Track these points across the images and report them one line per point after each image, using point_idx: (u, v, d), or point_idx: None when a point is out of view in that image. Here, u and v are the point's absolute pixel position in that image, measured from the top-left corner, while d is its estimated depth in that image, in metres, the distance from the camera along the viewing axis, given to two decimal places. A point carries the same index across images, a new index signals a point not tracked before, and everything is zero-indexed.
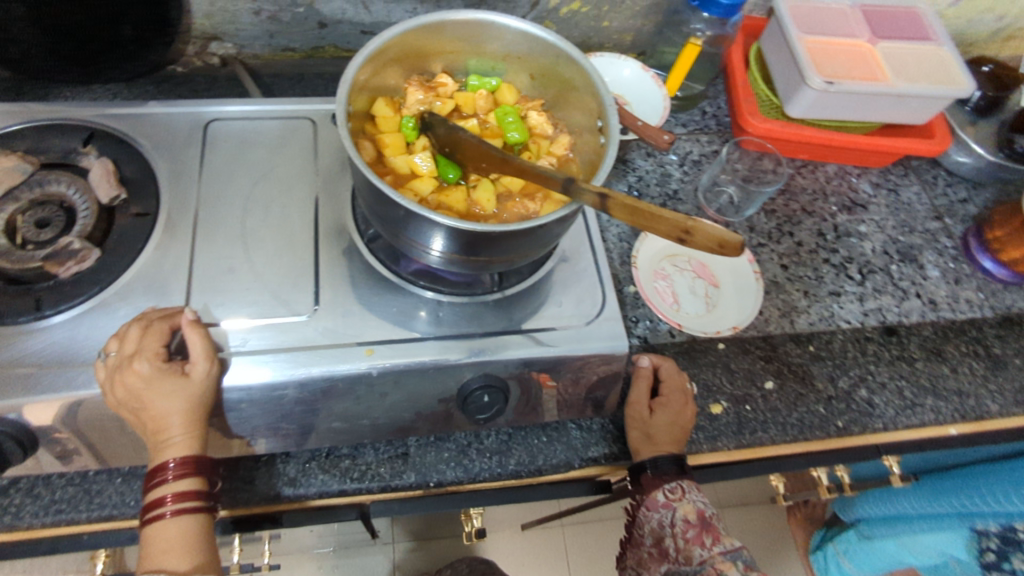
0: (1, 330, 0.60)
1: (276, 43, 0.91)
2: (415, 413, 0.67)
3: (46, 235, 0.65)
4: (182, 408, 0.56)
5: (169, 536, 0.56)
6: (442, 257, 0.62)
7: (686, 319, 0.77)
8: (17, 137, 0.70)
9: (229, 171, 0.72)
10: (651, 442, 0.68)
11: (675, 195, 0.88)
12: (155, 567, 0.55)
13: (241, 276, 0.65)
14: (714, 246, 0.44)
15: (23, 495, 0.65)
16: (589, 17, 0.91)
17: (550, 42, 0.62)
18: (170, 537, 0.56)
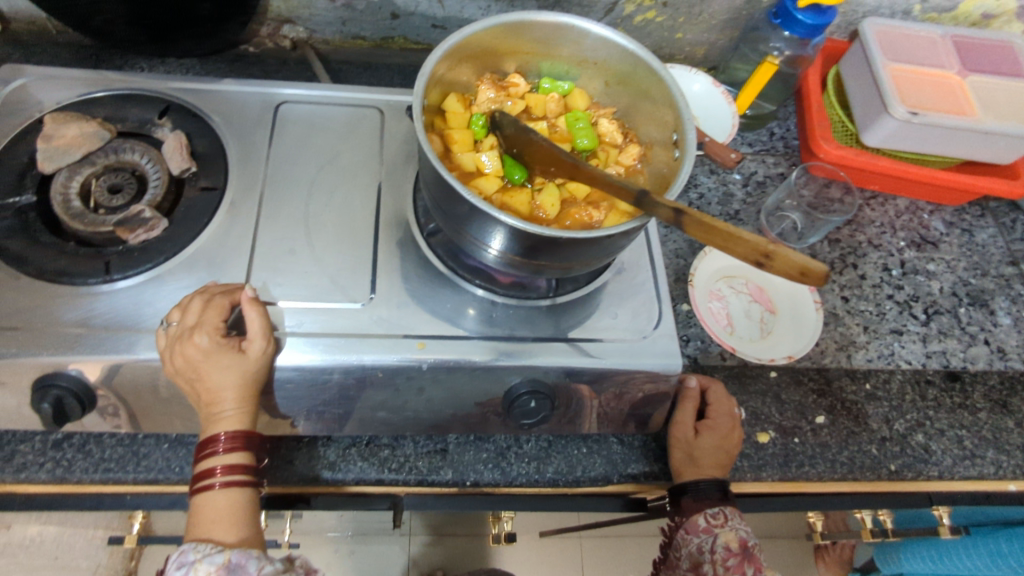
0: (70, 290, 0.62)
1: (347, 31, 0.92)
2: (457, 411, 0.67)
3: (118, 201, 0.67)
4: (235, 382, 0.57)
5: (218, 507, 0.57)
6: (499, 256, 0.61)
7: (739, 343, 0.75)
8: (99, 104, 0.73)
9: (296, 154, 0.73)
10: (694, 465, 0.67)
11: (736, 215, 0.85)
12: (204, 535, 0.56)
13: (300, 258, 0.66)
14: (793, 274, 0.43)
15: (76, 450, 0.68)
16: (663, 27, 0.90)
17: (630, 50, 0.61)
18: (220, 508, 0.57)
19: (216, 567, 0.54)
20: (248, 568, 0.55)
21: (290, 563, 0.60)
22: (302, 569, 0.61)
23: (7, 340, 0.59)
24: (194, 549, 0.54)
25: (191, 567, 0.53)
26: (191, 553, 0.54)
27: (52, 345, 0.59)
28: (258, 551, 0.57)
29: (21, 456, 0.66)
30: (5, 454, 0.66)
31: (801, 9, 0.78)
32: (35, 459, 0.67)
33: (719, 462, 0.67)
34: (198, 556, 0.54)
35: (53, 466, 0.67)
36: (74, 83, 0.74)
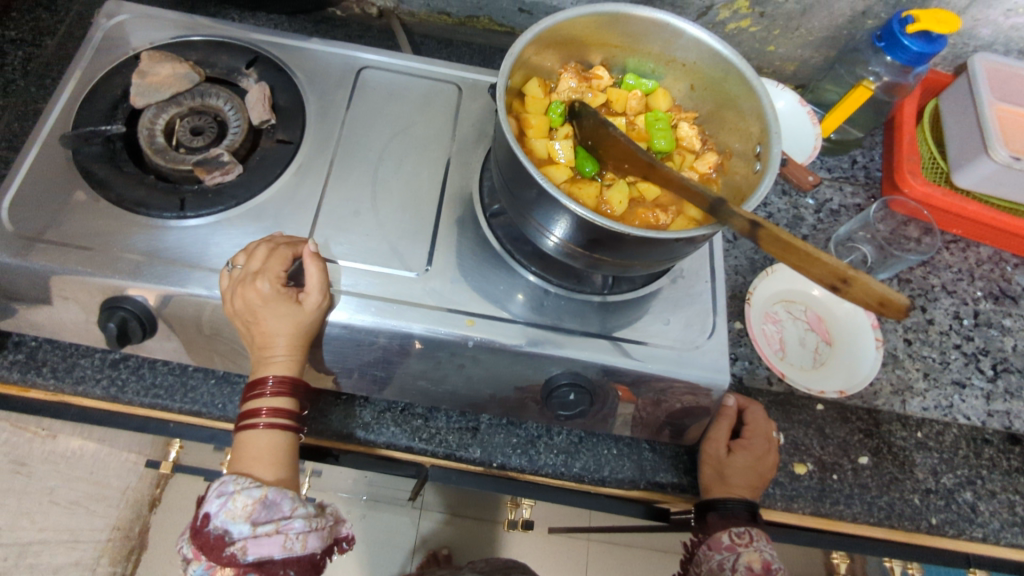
0: (146, 220, 0.64)
1: (434, 5, 0.92)
2: (493, 394, 0.67)
3: (198, 142, 0.69)
4: (290, 330, 0.59)
5: (261, 445, 0.59)
6: (559, 245, 0.60)
7: (789, 369, 0.73)
8: (193, 47, 0.75)
9: (371, 119, 0.74)
10: (724, 484, 0.65)
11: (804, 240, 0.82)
12: (245, 470, 0.58)
13: (364, 221, 0.67)
14: (871, 303, 0.42)
15: (130, 372, 0.71)
16: (755, 38, 0.87)
17: (724, 55, 0.59)
18: (262, 446, 0.59)
19: (253, 500, 0.56)
20: (281, 507, 0.57)
21: (322, 508, 0.62)
22: (333, 516, 0.62)
23: (81, 259, 0.62)
24: (234, 481, 0.57)
25: (230, 496, 0.56)
26: (231, 484, 0.57)
27: (124, 269, 0.61)
28: (293, 493, 0.59)
29: (80, 369, 0.70)
30: (66, 365, 0.70)
31: (909, 34, 0.74)
32: (92, 375, 0.70)
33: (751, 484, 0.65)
34: (237, 487, 0.56)
35: (107, 383, 0.70)
36: (172, 26, 0.77)
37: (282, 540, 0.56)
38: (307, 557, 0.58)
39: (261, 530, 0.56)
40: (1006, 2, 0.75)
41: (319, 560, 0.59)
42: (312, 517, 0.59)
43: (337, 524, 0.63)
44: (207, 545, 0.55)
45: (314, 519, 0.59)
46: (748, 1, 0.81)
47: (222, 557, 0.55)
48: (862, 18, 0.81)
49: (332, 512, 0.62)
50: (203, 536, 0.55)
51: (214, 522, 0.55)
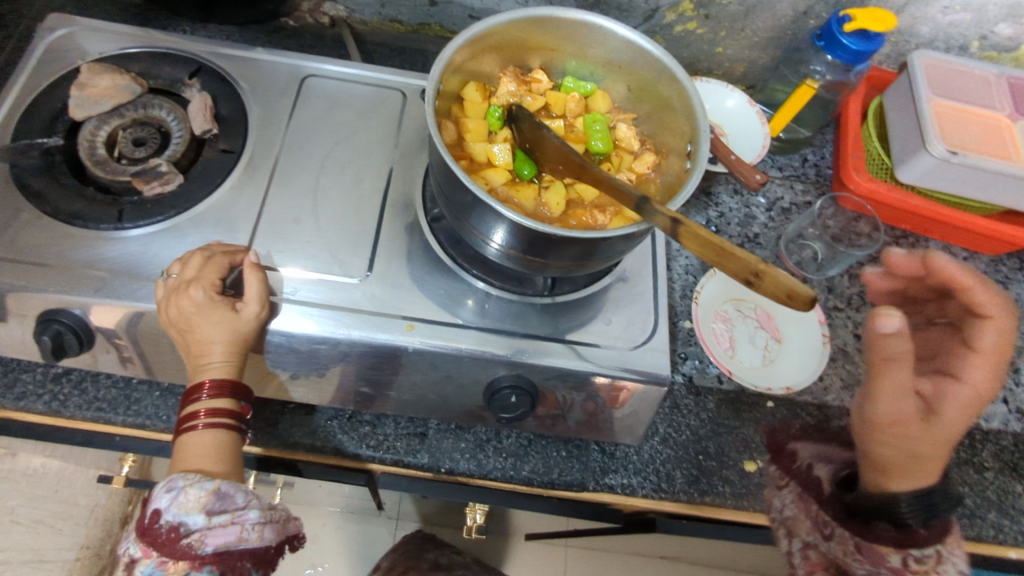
0: (83, 232, 0.64)
1: (386, 13, 0.93)
2: (440, 399, 0.66)
3: (140, 153, 0.69)
4: (226, 338, 0.57)
5: (205, 443, 0.57)
6: (501, 251, 0.60)
7: (738, 367, 0.73)
8: (135, 59, 0.75)
9: (315, 127, 0.73)
10: (900, 478, 0.59)
11: (755, 239, 0.83)
12: (193, 467, 0.56)
13: (304, 229, 0.67)
14: (780, 297, 0.42)
15: (73, 387, 0.70)
16: (703, 39, 0.88)
17: (655, 56, 0.60)
18: (208, 444, 0.57)
19: (206, 493, 0.54)
20: (235, 498, 0.55)
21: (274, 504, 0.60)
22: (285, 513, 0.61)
23: (19, 272, 0.61)
24: (184, 476, 0.54)
25: (181, 490, 0.53)
26: (180, 479, 0.54)
27: (60, 282, 0.61)
28: (244, 487, 0.57)
29: (21, 385, 0.69)
30: (7, 381, 0.69)
31: (847, 33, 0.75)
32: (35, 390, 0.69)
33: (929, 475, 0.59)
34: (188, 481, 0.54)
35: (49, 399, 0.69)
36: (116, 38, 0.77)
37: (237, 531, 0.54)
38: (263, 549, 0.56)
39: (216, 521, 0.54)
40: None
41: (274, 556, 0.58)
42: (266, 509, 0.57)
43: (290, 522, 0.61)
44: (158, 543, 0.53)
45: (268, 511, 0.57)
46: (692, 3, 0.83)
47: (175, 551, 0.52)
48: (805, 18, 0.83)
49: (284, 507, 0.61)
50: (152, 533, 0.53)
51: (165, 517, 0.53)
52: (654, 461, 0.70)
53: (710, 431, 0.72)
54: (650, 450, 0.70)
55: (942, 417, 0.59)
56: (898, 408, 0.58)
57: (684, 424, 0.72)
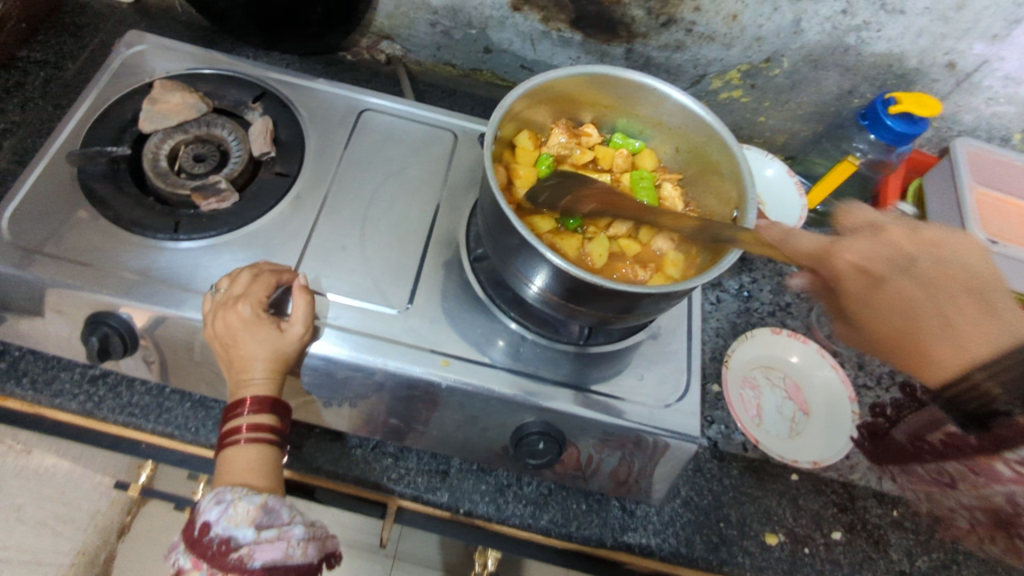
0: (139, 239, 0.65)
1: (440, 56, 0.97)
2: (467, 439, 0.66)
3: (199, 169, 0.71)
4: (269, 356, 0.58)
5: (250, 458, 0.57)
6: (540, 294, 0.60)
7: (765, 436, 0.72)
8: (204, 80, 0.78)
9: (368, 159, 0.76)
10: (934, 369, 0.53)
11: (787, 307, 0.85)
12: (238, 480, 0.55)
13: (350, 256, 0.68)
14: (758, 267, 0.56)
15: (108, 389, 0.71)
16: (747, 108, 0.91)
17: (708, 122, 0.61)
18: (253, 457, 0.57)
19: (255, 507, 0.52)
20: (282, 513, 0.54)
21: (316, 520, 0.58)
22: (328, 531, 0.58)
23: (74, 273, 0.63)
24: (231, 490, 0.53)
25: (230, 503, 0.52)
26: (228, 493, 0.53)
27: (112, 286, 0.62)
28: (289, 502, 0.56)
29: (59, 382, 0.70)
30: (46, 377, 0.70)
31: (891, 115, 0.77)
32: (71, 389, 0.70)
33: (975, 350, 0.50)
34: (236, 494, 0.53)
35: (84, 399, 0.70)
36: (188, 58, 0.80)
37: (283, 547, 0.52)
38: (309, 566, 0.53)
39: (264, 536, 0.51)
40: (987, 91, 0.80)
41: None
42: (312, 525, 0.55)
43: (333, 539, 0.59)
44: (207, 556, 0.50)
45: (313, 528, 0.55)
46: (739, 73, 0.86)
47: (224, 566, 0.50)
48: (849, 96, 0.85)
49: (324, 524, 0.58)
50: (201, 546, 0.51)
51: (214, 530, 0.51)
52: (673, 524, 0.69)
53: (733, 498, 0.71)
54: (670, 513, 0.69)
55: (886, 285, 0.53)
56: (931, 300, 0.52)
57: (706, 488, 0.71)
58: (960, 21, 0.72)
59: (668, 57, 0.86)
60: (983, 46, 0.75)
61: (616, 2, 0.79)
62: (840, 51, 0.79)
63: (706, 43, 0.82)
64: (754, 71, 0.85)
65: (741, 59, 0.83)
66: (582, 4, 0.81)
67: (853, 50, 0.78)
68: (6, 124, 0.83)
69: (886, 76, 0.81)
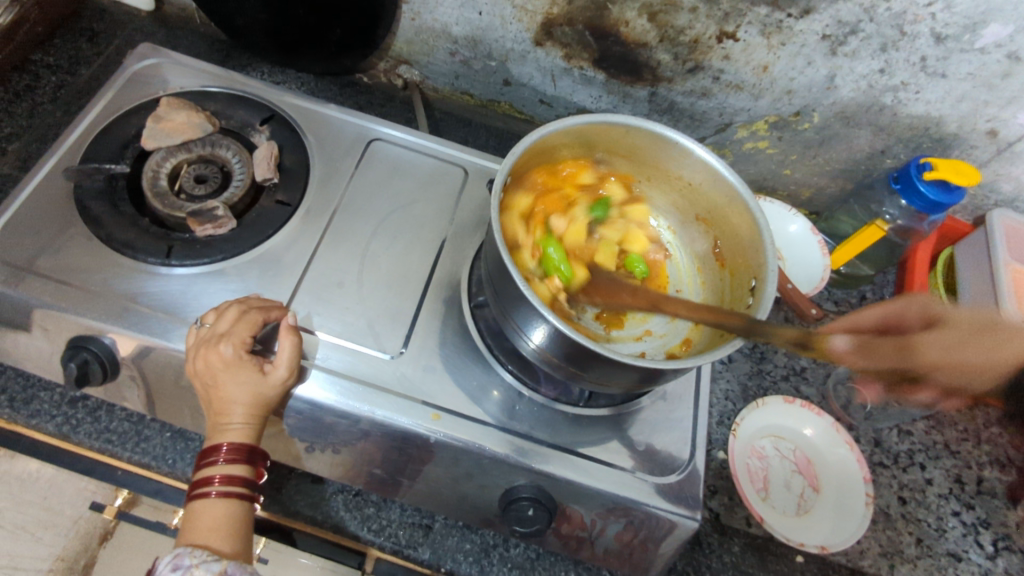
0: (130, 262, 0.63)
1: (458, 85, 0.94)
2: (455, 496, 0.63)
3: (199, 190, 0.69)
4: (249, 400, 0.55)
5: (217, 515, 0.54)
6: (537, 351, 0.57)
7: (769, 514, 0.68)
8: (213, 98, 0.76)
9: (374, 191, 0.73)
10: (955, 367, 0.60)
11: (802, 372, 0.81)
12: (202, 542, 0.52)
13: (346, 293, 0.65)
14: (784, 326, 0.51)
15: (87, 413, 0.68)
16: (772, 159, 0.88)
17: (731, 183, 0.58)
18: (220, 516, 0.54)
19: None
20: None
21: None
22: None
23: (59, 293, 0.60)
24: (191, 554, 0.51)
25: (186, 572, 0.50)
26: (187, 558, 0.51)
27: (96, 310, 0.60)
28: (251, 568, 0.53)
29: (37, 402, 0.67)
30: (25, 396, 0.68)
31: (925, 181, 0.73)
32: (49, 410, 0.68)
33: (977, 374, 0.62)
34: (195, 560, 0.51)
35: (61, 421, 0.67)
36: (199, 74, 0.78)
37: None
38: None
39: None
40: None
41: None
42: None
43: None
44: None
45: None
46: (767, 124, 0.82)
47: None
48: (881, 156, 0.82)
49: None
50: None
51: None
52: None
53: None
54: None
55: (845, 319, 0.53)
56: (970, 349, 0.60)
57: (704, 564, 0.67)
58: (1005, 89, 0.69)
59: (693, 103, 0.82)
60: None
61: (643, 45, 0.77)
62: (875, 110, 0.76)
63: (733, 92, 0.79)
64: (782, 124, 0.81)
65: (769, 111, 0.80)
66: (607, 44, 0.78)
67: (888, 110, 0.75)
68: (12, 129, 0.81)
69: (922, 139, 0.78)
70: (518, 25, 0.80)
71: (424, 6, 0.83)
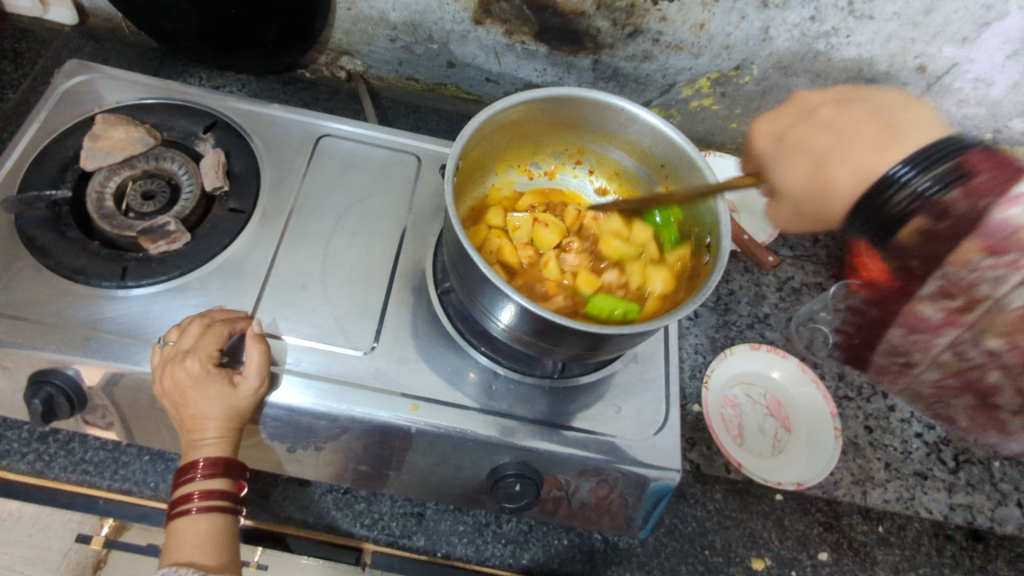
0: (84, 289, 0.62)
1: (402, 71, 0.93)
2: (441, 481, 0.64)
3: (148, 207, 0.67)
4: (222, 413, 0.55)
5: (199, 531, 0.54)
6: (506, 330, 0.58)
7: (747, 458, 0.71)
8: (150, 110, 0.74)
9: (328, 188, 0.73)
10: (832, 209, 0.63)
11: (765, 319, 0.84)
12: (185, 559, 0.52)
13: (312, 295, 0.65)
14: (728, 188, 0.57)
15: (60, 446, 0.68)
16: (718, 115, 0.89)
17: (678, 144, 0.59)
18: (201, 532, 0.54)
19: None
20: None
21: None
22: None
23: (14, 329, 0.59)
24: (175, 572, 0.50)
25: None
26: None
27: (56, 342, 0.59)
28: None
29: (6, 442, 0.67)
30: None
31: None
32: (20, 448, 0.67)
33: (879, 161, 0.58)
34: None
35: (34, 458, 0.67)
36: (132, 86, 0.76)
37: None
38: None
39: None
40: (958, 93, 0.80)
41: None
42: None
43: None
44: None
45: None
46: (709, 81, 0.84)
47: None
48: None
49: None
50: None
51: None
52: (658, 554, 0.68)
53: (716, 524, 0.70)
54: (654, 543, 0.68)
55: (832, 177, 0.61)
56: (842, 161, 0.61)
57: (690, 514, 0.70)
58: (929, 25, 0.71)
59: (636, 68, 0.83)
60: (954, 49, 0.74)
61: (581, 15, 0.77)
62: (810, 58, 0.78)
63: (674, 53, 0.80)
64: (724, 79, 0.83)
65: (710, 68, 0.81)
66: (545, 17, 0.78)
67: (823, 56, 0.77)
68: None
69: (857, 81, 0.80)
70: (455, 5, 0.79)
71: None
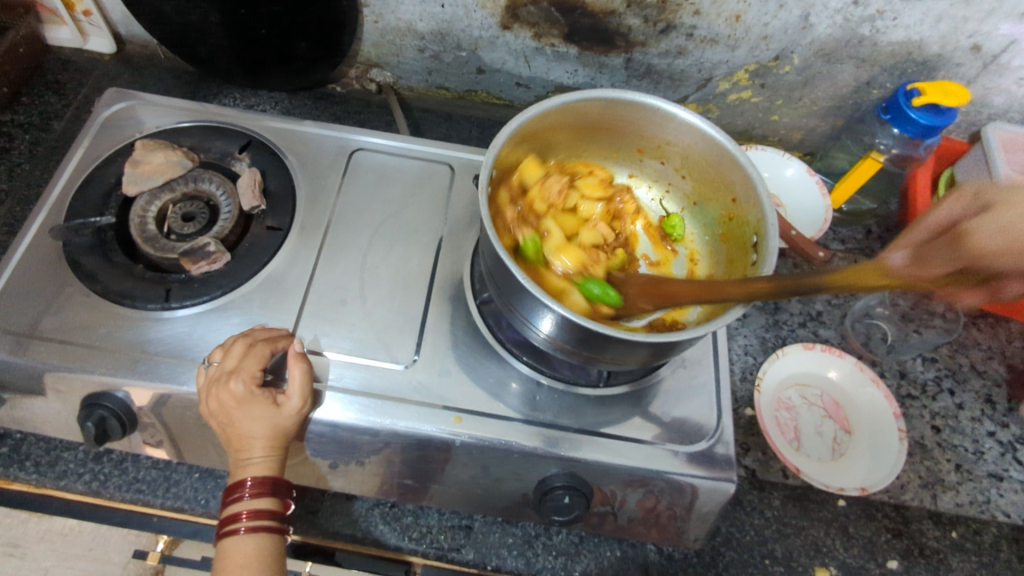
0: (131, 312, 0.63)
1: (432, 80, 0.93)
2: (490, 495, 0.63)
3: (189, 229, 0.68)
4: (267, 432, 0.55)
5: (248, 551, 0.54)
6: (548, 339, 0.56)
7: (805, 463, 0.68)
8: (186, 133, 0.75)
9: (363, 202, 0.73)
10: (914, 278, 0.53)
11: (818, 317, 0.80)
12: None
13: (352, 310, 0.65)
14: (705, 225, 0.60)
15: (113, 466, 0.69)
16: (758, 107, 0.86)
17: (719, 141, 0.57)
18: (250, 553, 0.54)
19: None
20: None
21: None
22: None
23: (66, 354, 0.60)
24: None
25: None
26: None
27: (104, 366, 0.59)
28: None
29: (62, 463, 0.68)
30: (49, 459, 0.69)
31: (915, 106, 0.72)
32: (75, 469, 0.68)
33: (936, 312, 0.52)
34: None
35: (89, 478, 0.68)
36: (169, 111, 0.77)
37: None
38: None
39: None
40: (1017, 71, 0.75)
41: None
42: None
43: None
44: None
45: None
46: (747, 73, 0.81)
47: None
48: (867, 88, 0.81)
49: None
50: None
51: None
52: (716, 565, 0.65)
53: (776, 532, 0.67)
54: (710, 552, 0.66)
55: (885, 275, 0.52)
56: None
57: (747, 522, 0.67)
58: (981, 2, 0.68)
59: (670, 64, 0.81)
60: (1011, 25, 0.70)
61: (610, 14, 0.75)
62: (855, 43, 0.74)
63: (709, 46, 0.77)
64: (763, 70, 0.80)
65: (748, 59, 0.78)
66: (575, 18, 0.76)
67: (868, 41, 0.74)
68: None
69: (907, 64, 0.76)
70: (482, 11, 0.78)
71: (385, 7, 0.81)
